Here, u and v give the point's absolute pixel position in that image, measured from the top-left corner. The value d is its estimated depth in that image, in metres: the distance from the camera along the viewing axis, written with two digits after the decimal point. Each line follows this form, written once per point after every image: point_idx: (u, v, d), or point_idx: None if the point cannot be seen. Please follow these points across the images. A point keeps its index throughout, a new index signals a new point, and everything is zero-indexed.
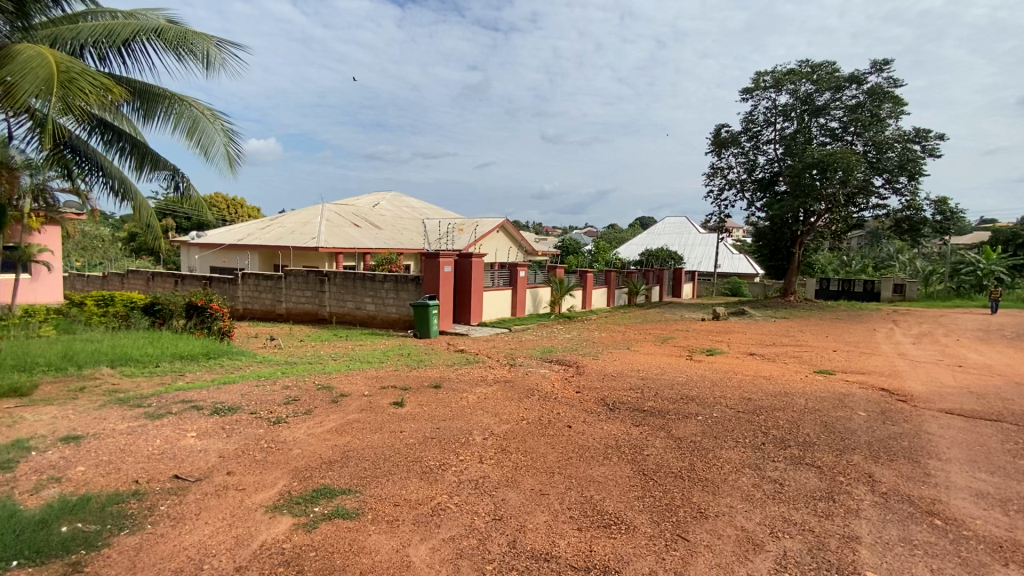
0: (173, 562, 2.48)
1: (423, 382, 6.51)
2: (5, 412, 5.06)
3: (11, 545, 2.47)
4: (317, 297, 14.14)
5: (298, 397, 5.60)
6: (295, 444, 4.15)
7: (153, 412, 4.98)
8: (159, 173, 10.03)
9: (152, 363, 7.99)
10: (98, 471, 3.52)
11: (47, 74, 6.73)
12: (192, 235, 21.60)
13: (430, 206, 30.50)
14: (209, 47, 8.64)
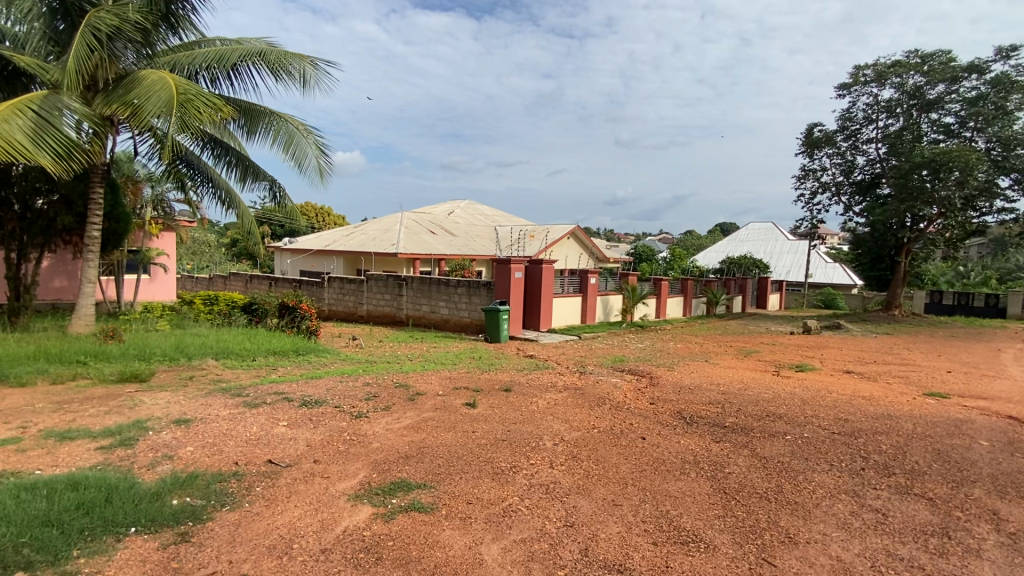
0: (265, 540, 2.66)
1: (495, 385, 6.59)
2: (129, 396, 5.75)
3: (132, 512, 2.79)
4: (395, 300, 14.80)
5: (377, 393, 5.87)
6: (374, 438, 4.36)
7: (250, 401, 5.44)
8: (259, 183, 11.01)
9: (249, 357, 8.74)
10: (204, 451, 3.90)
11: (168, 96, 7.70)
12: (286, 241, 23.46)
13: (503, 213, 30.99)
14: (304, 66, 9.40)
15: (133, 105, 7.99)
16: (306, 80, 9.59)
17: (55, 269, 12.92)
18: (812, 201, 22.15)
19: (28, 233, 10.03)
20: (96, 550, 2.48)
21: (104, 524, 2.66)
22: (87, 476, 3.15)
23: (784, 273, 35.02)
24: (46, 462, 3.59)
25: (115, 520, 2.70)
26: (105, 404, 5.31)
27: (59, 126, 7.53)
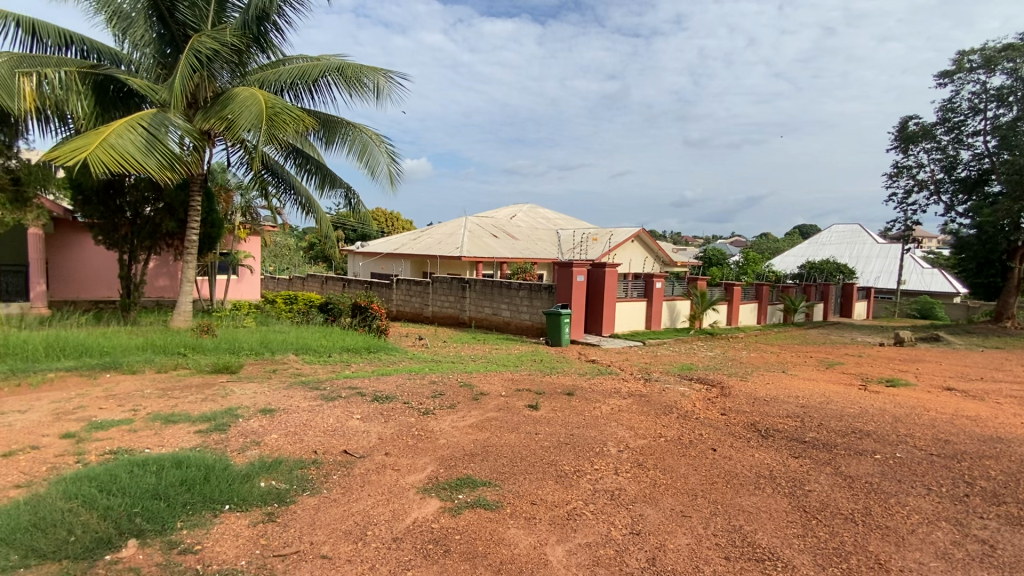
0: (342, 525, 2.82)
1: (558, 388, 6.57)
2: (222, 386, 6.29)
3: (226, 490, 3.04)
4: (459, 302, 15.14)
5: (443, 392, 6.04)
6: (441, 434, 4.49)
7: (327, 394, 5.78)
8: (335, 190, 11.68)
9: (326, 353, 9.30)
10: (286, 439, 4.19)
11: (258, 112, 8.35)
12: (358, 244, 24.69)
13: (566, 216, 30.86)
14: (378, 78, 9.92)
15: (228, 120, 8.76)
16: (379, 92, 10.08)
17: (159, 270, 14.37)
18: (906, 201, 20.29)
19: (137, 238, 11.22)
20: (196, 522, 2.73)
21: (203, 500, 2.92)
22: (189, 456, 3.48)
23: (872, 279, 32.27)
24: (155, 441, 4.01)
25: (212, 497, 2.96)
26: (201, 393, 5.84)
27: (165, 141, 8.42)
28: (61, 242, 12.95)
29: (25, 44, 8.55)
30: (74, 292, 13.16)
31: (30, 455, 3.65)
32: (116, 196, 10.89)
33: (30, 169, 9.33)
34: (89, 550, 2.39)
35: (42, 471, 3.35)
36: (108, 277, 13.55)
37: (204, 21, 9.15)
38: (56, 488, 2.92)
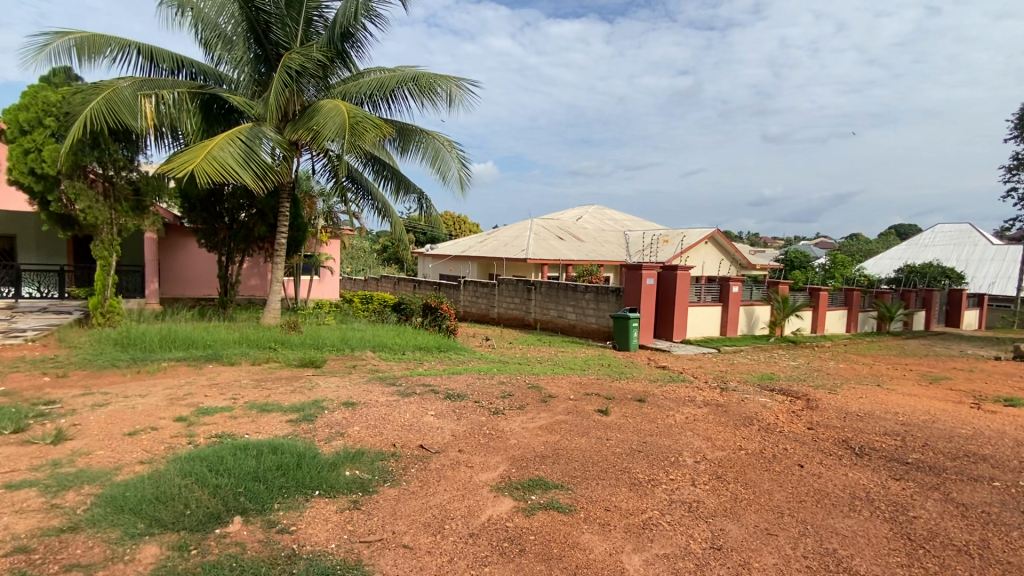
0: (422, 517, 2.93)
1: (627, 394, 6.43)
2: (307, 379, 6.74)
3: (316, 477, 3.26)
4: (525, 303, 15.22)
5: (512, 393, 6.10)
6: (512, 434, 4.54)
7: (402, 390, 6.03)
8: (409, 196, 12.16)
9: (400, 350, 9.69)
10: (368, 432, 4.41)
11: (342, 122, 8.87)
12: (428, 246, 25.53)
13: (634, 217, 30.16)
14: (451, 87, 10.27)
15: (314, 130, 9.36)
16: (452, 99, 10.40)
17: (251, 270, 15.64)
18: None
19: (234, 241, 12.30)
20: (291, 505, 2.94)
21: (296, 485, 3.15)
22: (282, 443, 3.76)
23: (986, 284, 28.77)
24: (254, 428, 4.37)
25: (304, 482, 3.19)
26: (290, 385, 6.30)
27: (260, 152, 9.13)
28: (171, 245, 14.47)
29: (144, 69, 9.62)
30: (180, 290, 14.63)
31: (151, 435, 4.10)
32: (217, 203, 11.98)
33: (148, 181, 10.45)
34: (202, 523, 2.64)
35: (161, 449, 3.75)
36: (207, 277, 14.90)
37: (294, 39, 9.86)
38: (173, 466, 3.25)
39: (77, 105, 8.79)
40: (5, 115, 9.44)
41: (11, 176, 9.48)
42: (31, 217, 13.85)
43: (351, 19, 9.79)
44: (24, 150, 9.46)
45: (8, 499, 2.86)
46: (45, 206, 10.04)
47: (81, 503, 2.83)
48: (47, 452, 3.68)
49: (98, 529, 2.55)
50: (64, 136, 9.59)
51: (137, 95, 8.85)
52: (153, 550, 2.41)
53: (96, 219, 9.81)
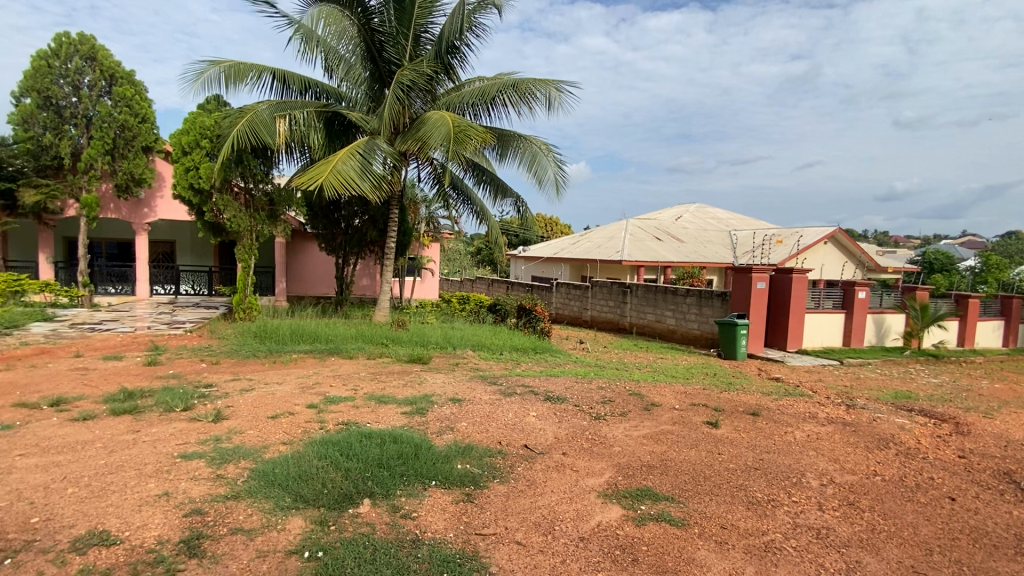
0: (532, 516, 3.00)
1: (738, 406, 6.04)
2: (417, 374, 7.18)
3: (432, 468, 3.46)
4: (620, 307, 14.89)
5: (613, 398, 6.00)
6: (615, 441, 4.47)
7: (504, 390, 6.19)
8: (506, 199, 12.46)
9: (498, 350, 9.96)
10: (475, 428, 4.59)
11: (447, 132, 9.31)
12: (522, 248, 25.91)
13: (740, 216, 28.23)
14: (550, 90, 10.40)
15: (422, 140, 9.93)
16: (550, 102, 10.51)
17: (362, 271, 16.96)
18: None
19: (348, 245, 13.40)
20: (412, 493, 3.16)
21: (415, 474, 3.37)
22: (400, 433, 4.04)
23: None
24: (374, 418, 4.75)
25: (422, 472, 3.40)
26: (401, 379, 6.75)
27: (375, 163, 9.89)
28: (296, 248, 16.13)
29: (279, 90, 10.78)
30: (303, 289, 16.24)
31: (289, 419, 4.62)
32: (335, 211, 13.14)
33: (280, 192, 11.75)
34: (337, 502, 2.93)
35: (298, 432, 4.21)
36: (326, 277, 16.40)
37: (405, 56, 10.53)
38: (311, 449, 3.63)
39: (226, 127, 10.13)
40: (173, 140, 11.17)
41: (176, 190, 11.17)
42: (188, 225, 16.18)
43: (456, 32, 10.28)
44: (185, 168, 11.11)
45: (185, 466, 3.37)
46: (201, 215, 11.69)
47: (239, 475, 3.27)
48: (210, 428, 4.29)
49: (255, 499, 2.92)
50: (216, 154, 11.11)
51: (273, 115, 9.99)
52: (300, 522, 2.71)
53: (238, 226, 11.19)
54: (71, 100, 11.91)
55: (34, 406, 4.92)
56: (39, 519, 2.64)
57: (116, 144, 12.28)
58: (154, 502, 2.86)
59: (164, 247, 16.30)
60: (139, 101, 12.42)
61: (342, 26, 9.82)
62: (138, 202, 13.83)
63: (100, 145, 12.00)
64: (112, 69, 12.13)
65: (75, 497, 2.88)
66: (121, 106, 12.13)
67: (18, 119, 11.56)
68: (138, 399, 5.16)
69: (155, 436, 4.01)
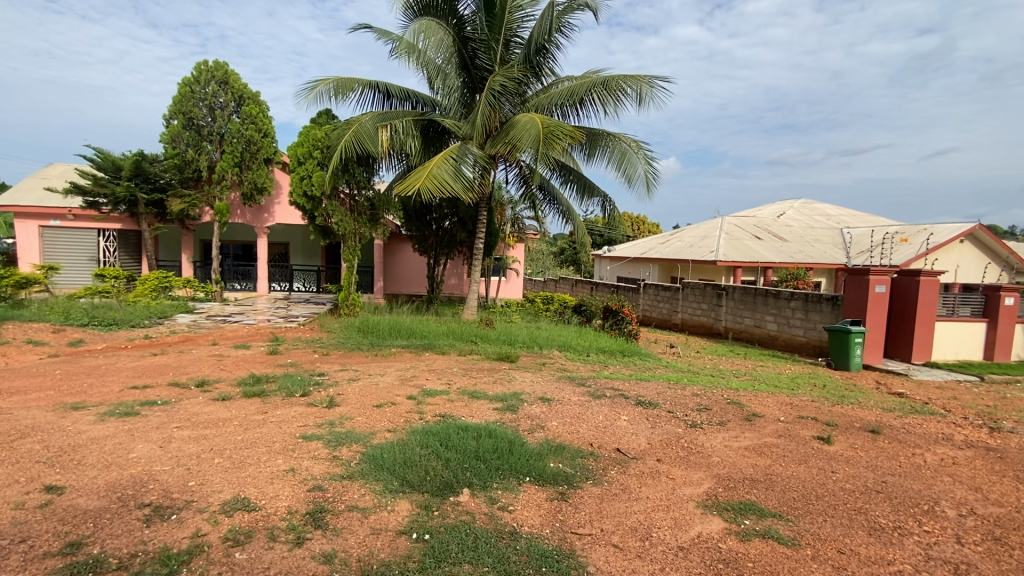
0: (628, 520, 2.96)
1: (854, 422, 5.50)
2: (506, 372, 7.34)
3: (526, 463, 3.53)
4: (714, 310, 14.13)
5: (710, 406, 5.73)
6: (714, 451, 4.27)
7: (593, 392, 6.15)
8: (593, 199, 12.33)
9: (585, 351, 9.90)
10: (566, 428, 4.60)
11: (537, 133, 9.37)
12: (607, 249, 25.47)
13: (853, 212, 25.61)
14: (641, 86, 10.13)
15: (512, 143, 10.11)
16: (641, 98, 10.24)
17: (451, 271, 17.62)
18: None
19: (439, 247, 13.99)
20: (508, 487, 3.25)
21: (510, 468, 3.46)
22: (494, 428, 4.16)
23: None
24: (468, 412, 4.93)
25: (517, 467, 3.48)
26: (491, 375, 6.96)
27: (466, 167, 10.25)
28: (392, 249, 17.13)
29: (381, 101, 11.51)
30: (398, 288, 17.22)
31: (391, 408, 4.95)
32: (427, 214, 13.77)
33: (380, 197, 12.58)
34: (439, 489, 3.10)
35: (400, 422, 4.49)
36: (417, 276, 17.26)
37: (496, 61, 10.79)
38: (413, 438, 3.86)
39: (335, 138, 11.02)
40: (290, 151, 12.36)
41: (292, 198, 12.34)
42: (300, 228, 17.80)
43: (545, 34, 10.36)
44: (300, 177, 12.26)
45: (305, 446, 3.74)
46: (312, 220, 12.80)
47: (352, 457, 3.57)
48: (324, 413, 4.71)
49: (367, 481, 3.18)
50: (325, 163, 12.13)
51: (376, 126, 10.70)
52: (407, 505, 2.91)
53: (345, 229, 12.11)
54: (208, 121, 13.61)
55: (184, 386, 5.71)
56: (195, 483, 3.07)
57: (243, 157, 13.89)
58: (283, 476, 3.21)
59: (281, 248, 18.06)
60: (262, 118, 13.99)
61: (439, 37, 10.11)
62: (260, 209, 15.46)
63: (230, 159, 13.63)
64: (241, 91, 13.72)
65: (221, 467, 3.31)
66: (248, 123, 13.79)
67: (168, 139, 13.38)
68: (264, 384, 5.80)
69: (281, 418, 4.49)
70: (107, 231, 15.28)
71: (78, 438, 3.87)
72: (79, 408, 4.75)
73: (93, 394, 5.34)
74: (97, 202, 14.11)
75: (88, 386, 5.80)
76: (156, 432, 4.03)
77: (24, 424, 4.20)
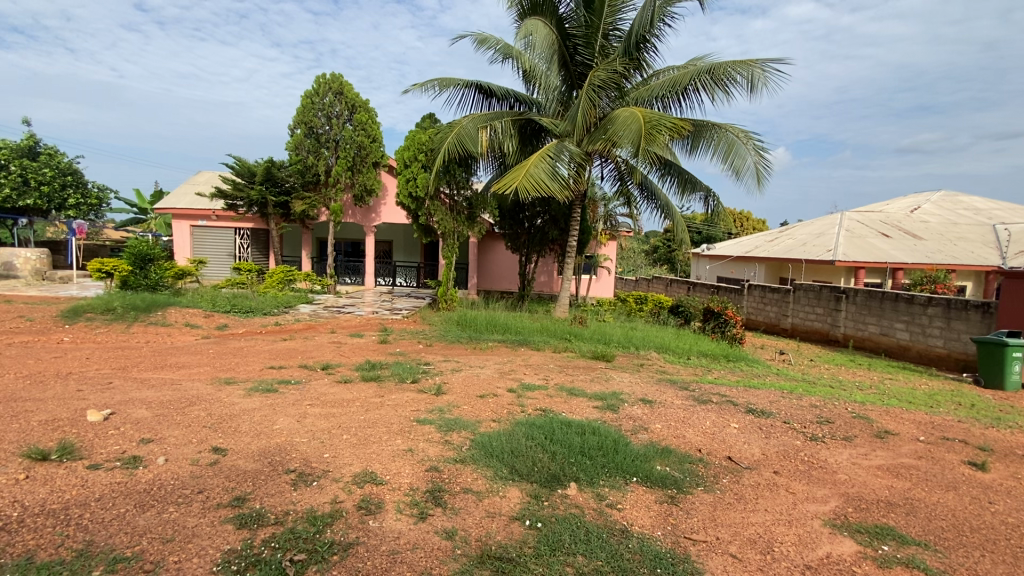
0: (746, 531, 2.83)
1: (1015, 448, 4.74)
2: (603, 371, 7.28)
3: (633, 464, 3.47)
4: (831, 315, 12.82)
5: (832, 419, 5.22)
6: (839, 468, 3.91)
7: (698, 396, 5.88)
8: (695, 193, 11.75)
9: (685, 354, 9.46)
10: (671, 431, 4.44)
11: (639, 128, 9.06)
12: (706, 246, 24.15)
13: (1011, 205, 21.94)
14: (752, 71, 9.47)
15: (611, 139, 9.93)
16: (753, 84, 9.57)
17: (542, 269, 17.77)
18: None
19: (531, 244, 14.16)
20: (615, 485, 3.23)
21: (616, 467, 3.42)
22: (597, 426, 4.15)
23: None
24: (568, 408, 4.96)
25: (623, 466, 3.44)
26: (588, 374, 6.93)
27: (563, 165, 10.25)
28: (486, 247, 17.63)
29: (481, 101, 11.85)
30: (491, 284, 17.72)
31: (494, 399, 5.13)
32: (519, 212, 14.03)
33: (477, 196, 12.99)
34: (548, 481, 3.17)
35: (503, 413, 4.63)
36: (509, 274, 17.64)
37: (596, 56, 10.64)
38: (519, 429, 3.97)
39: (438, 141, 11.52)
40: (398, 155, 13.18)
41: (399, 198, 13.19)
42: (402, 227, 18.94)
43: (647, 25, 10.08)
44: (406, 179, 13.05)
45: (420, 430, 4.00)
46: (415, 219, 13.57)
47: (463, 443, 3.76)
48: (434, 400, 5.02)
49: (478, 466, 3.33)
50: (429, 166, 12.78)
51: (477, 127, 10.98)
52: (517, 493, 3.01)
53: (445, 228, 12.72)
54: (325, 129, 14.91)
55: (311, 368, 6.37)
56: (329, 455, 3.42)
57: (355, 161, 15.10)
58: (403, 455, 3.47)
59: (385, 245, 19.34)
60: (371, 125, 15.10)
61: (544, 34, 10.07)
62: (369, 209, 16.65)
63: (344, 163, 14.86)
64: (353, 101, 14.89)
65: (350, 443, 3.66)
66: (360, 130, 14.95)
67: (292, 146, 14.84)
68: (378, 369, 6.31)
69: (395, 402, 4.84)
70: (242, 230, 17.35)
71: (232, 408, 4.47)
72: (231, 382, 5.48)
73: (240, 372, 6.13)
74: (234, 204, 15.96)
75: (235, 364, 6.66)
76: (293, 408, 4.53)
77: (190, 394, 4.93)
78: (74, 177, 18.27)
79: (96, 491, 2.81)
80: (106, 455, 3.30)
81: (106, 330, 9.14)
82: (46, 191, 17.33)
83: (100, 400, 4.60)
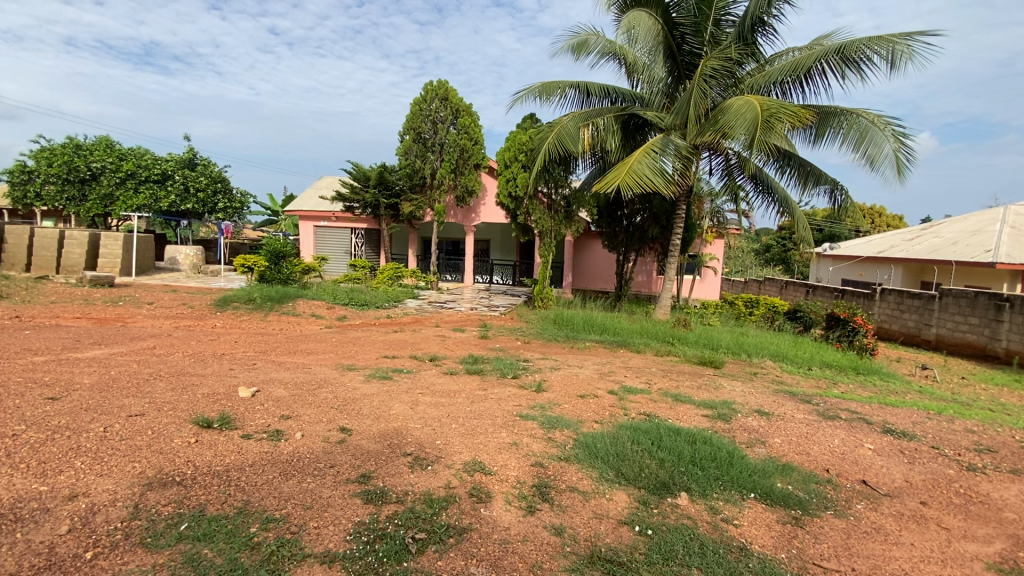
0: (887, 565, 2.54)
1: None
2: (712, 377, 6.92)
3: (750, 479, 3.24)
4: (989, 327, 10.97)
5: (995, 448, 4.46)
6: (1007, 505, 3.33)
7: (823, 411, 5.34)
8: (820, 187, 10.63)
9: (805, 364, 8.63)
10: (793, 448, 4.08)
11: (755, 116, 8.35)
12: (829, 245, 21.78)
13: None
14: (892, 46, 8.36)
15: (722, 130, 9.29)
16: (894, 62, 8.45)
17: (641, 268, 17.24)
18: None
19: (630, 243, 13.74)
20: (730, 499, 3.04)
21: (731, 481, 3.22)
22: (709, 436, 3.93)
23: None
24: (675, 415, 4.76)
25: (739, 481, 3.22)
26: (696, 380, 6.59)
27: (667, 160, 9.80)
28: (583, 246, 17.46)
29: (582, 100, 11.71)
30: (587, 283, 17.54)
31: (595, 400, 5.08)
32: (618, 209, 13.75)
33: (575, 195, 12.88)
34: (655, 488, 3.06)
35: (606, 414, 4.59)
36: (605, 274, 17.35)
37: (706, 44, 10.08)
38: (623, 433, 3.89)
39: (538, 140, 11.55)
40: (499, 156, 13.46)
41: (499, 198, 13.52)
42: (501, 227, 19.42)
43: (764, 6, 9.36)
44: (506, 179, 13.31)
45: (524, 424, 4.08)
46: (515, 219, 13.86)
47: (566, 441, 3.76)
48: (535, 396, 5.09)
49: (584, 466, 3.33)
50: (528, 164, 12.93)
51: (578, 125, 10.82)
52: (624, 497, 2.96)
53: (543, 227, 12.80)
54: (432, 133, 15.70)
55: (420, 359, 6.76)
56: (441, 442, 3.60)
57: (458, 163, 15.74)
58: (509, 448, 3.55)
59: (484, 244, 19.96)
60: (473, 127, 15.66)
61: (650, 26, 9.64)
62: (469, 209, 17.28)
63: (448, 166, 15.57)
64: (457, 106, 15.54)
65: (459, 431, 3.84)
66: (463, 133, 15.57)
67: (402, 152, 15.83)
68: (481, 363, 6.53)
69: (499, 396, 4.98)
70: (358, 230, 18.85)
71: (355, 392, 4.89)
72: (352, 369, 6.02)
73: (359, 360, 6.68)
74: (351, 206, 17.34)
75: (354, 352, 7.29)
76: (406, 395, 4.85)
77: (319, 377, 5.47)
78: (223, 185, 21.05)
79: (249, 457, 3.23)
80: (255, 427, 3.78)
81: (249, 317, 10.45)
82: (202, 197, 20.14)
83: (248, 379, 5.28)
